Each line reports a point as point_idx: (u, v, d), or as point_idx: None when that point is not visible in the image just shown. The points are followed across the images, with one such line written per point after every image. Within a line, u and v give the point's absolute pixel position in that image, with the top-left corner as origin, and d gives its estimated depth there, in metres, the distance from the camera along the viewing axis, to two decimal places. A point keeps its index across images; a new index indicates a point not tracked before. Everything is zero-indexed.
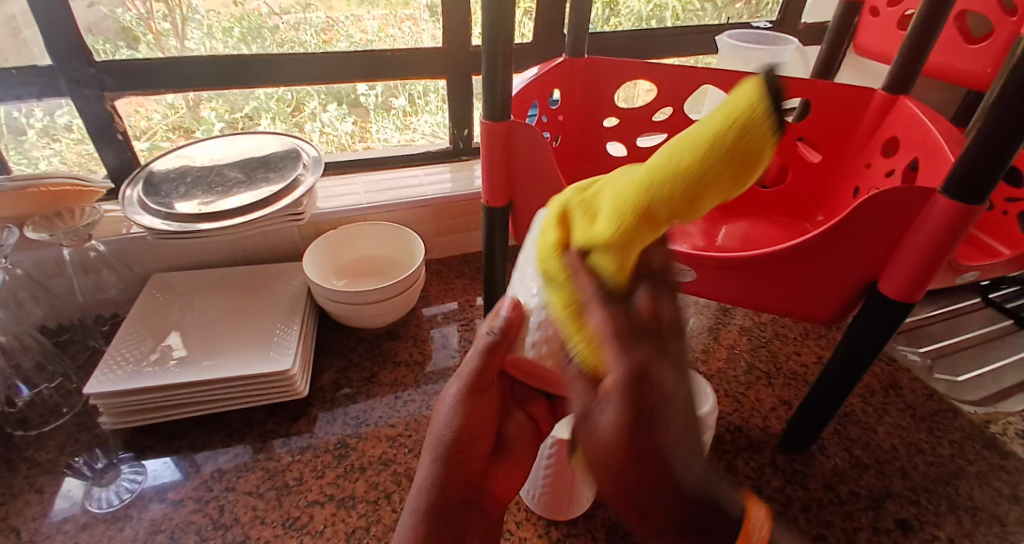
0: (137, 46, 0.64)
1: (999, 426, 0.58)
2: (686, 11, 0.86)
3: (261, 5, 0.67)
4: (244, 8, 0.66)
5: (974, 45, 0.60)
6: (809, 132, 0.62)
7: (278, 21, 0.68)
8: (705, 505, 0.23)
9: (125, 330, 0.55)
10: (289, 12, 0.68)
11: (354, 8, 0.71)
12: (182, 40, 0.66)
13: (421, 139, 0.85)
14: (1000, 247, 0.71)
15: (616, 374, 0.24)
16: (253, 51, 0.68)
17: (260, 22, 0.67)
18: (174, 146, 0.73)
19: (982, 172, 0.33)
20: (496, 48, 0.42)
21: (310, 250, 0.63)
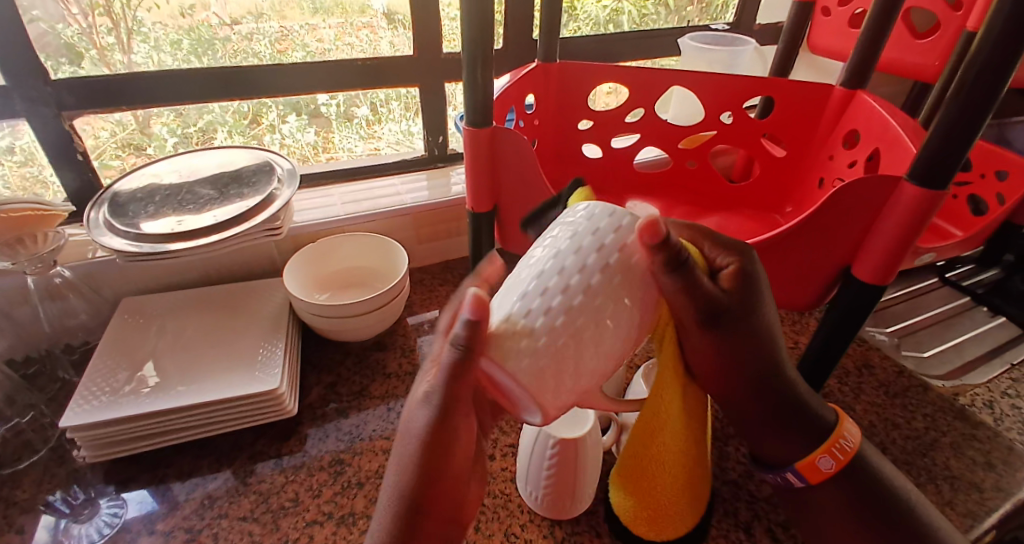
0: (80, 62, 0.61)
1: (966, 397, 0.62)
2: (644, 15, 0.89)
3: (210, 15, 0.65)
4: (193, 19, 0.64)
5: (922, 40, 0.63)
6: (773, 128, 0.64)
7: (230, 31, 0.66)
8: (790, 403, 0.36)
9: (100, 358, 0.53)
10: (241, 22, 0.67)
11: (309, 17, 0.70)
12: (127, 54, 0.63)
13: (387, 148, 0.84)
14: (952, 229, 0.76)
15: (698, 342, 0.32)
16: (206, 63, 0.66)
17: (211, 33, 0.66)
18: (124, 164, 0.70)
19: (943, 162, 0.35)
20: (475, 55, 0.43)
21: (291, 265, 0.62)
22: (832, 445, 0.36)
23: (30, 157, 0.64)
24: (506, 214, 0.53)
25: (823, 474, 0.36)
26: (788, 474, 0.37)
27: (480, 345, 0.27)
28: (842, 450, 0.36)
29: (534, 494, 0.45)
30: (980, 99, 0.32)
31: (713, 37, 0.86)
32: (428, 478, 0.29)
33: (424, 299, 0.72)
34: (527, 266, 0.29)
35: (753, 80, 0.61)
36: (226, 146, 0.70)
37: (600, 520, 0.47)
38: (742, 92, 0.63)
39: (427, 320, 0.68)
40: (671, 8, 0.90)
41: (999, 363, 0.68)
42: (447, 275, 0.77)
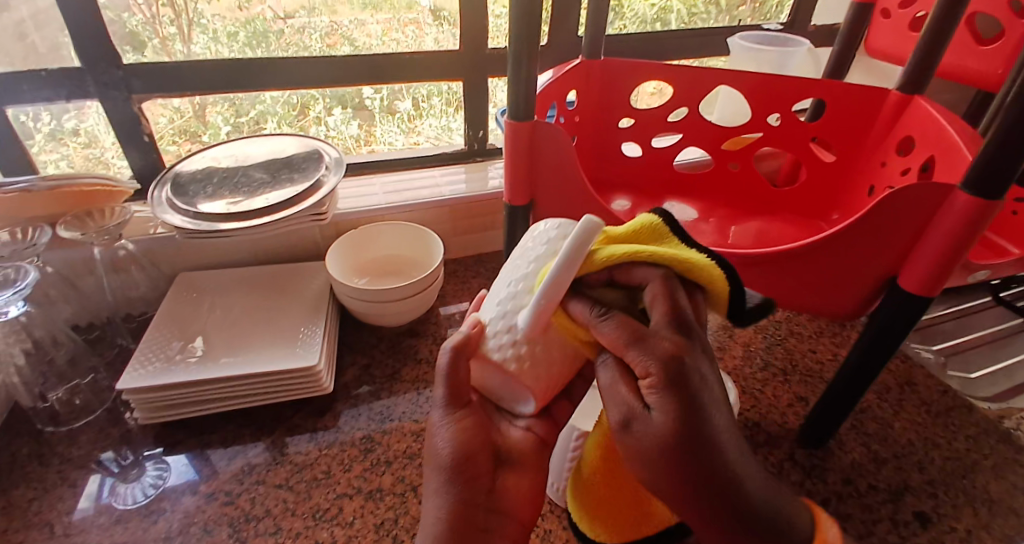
0: (143, 51, 0.65)
1: (1015, 421, 0.59)
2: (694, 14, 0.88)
3: (265, 9, 0.68)
4: (249, 12, 0.67)
5: (985, 46, 0.61)
6: (823, 132, 0.63)
7: (284, 25, 0.69)
8: (770, 523, 0.27)
9: (155, 328, 0.56)
10: (294, 16, 0.69)
11: (358, 12, 0.72)
12: (187, 45, 0.67)
13: (426, 142, 0.86)
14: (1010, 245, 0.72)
15: (653, 372, 0.27)
16: (259, 55, 0.69)
17: (266, 26, 0.68)
18: (180, 150, 0.73)
19: (1002, 170, 0.34)
20: (522, 50, 0.44)
21: (333, 249, 0.64)
22: None
23: (93, 139, 0.69)
24: (543, 209, 0.54)
25: None
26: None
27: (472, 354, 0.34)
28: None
29: (557, 486, 0.46)
30: None
31: (764, 38, 0.84)
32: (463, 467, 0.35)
33: (457, 290, 0.73)
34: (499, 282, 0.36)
35: (803, 81, 0.60)
36: (275, 134, 0.73)
37: None
38: (791, 94, 0.61)
39: (459, 311, 0.69)
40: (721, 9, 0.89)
41: None
42: (480, 267, 0.78)
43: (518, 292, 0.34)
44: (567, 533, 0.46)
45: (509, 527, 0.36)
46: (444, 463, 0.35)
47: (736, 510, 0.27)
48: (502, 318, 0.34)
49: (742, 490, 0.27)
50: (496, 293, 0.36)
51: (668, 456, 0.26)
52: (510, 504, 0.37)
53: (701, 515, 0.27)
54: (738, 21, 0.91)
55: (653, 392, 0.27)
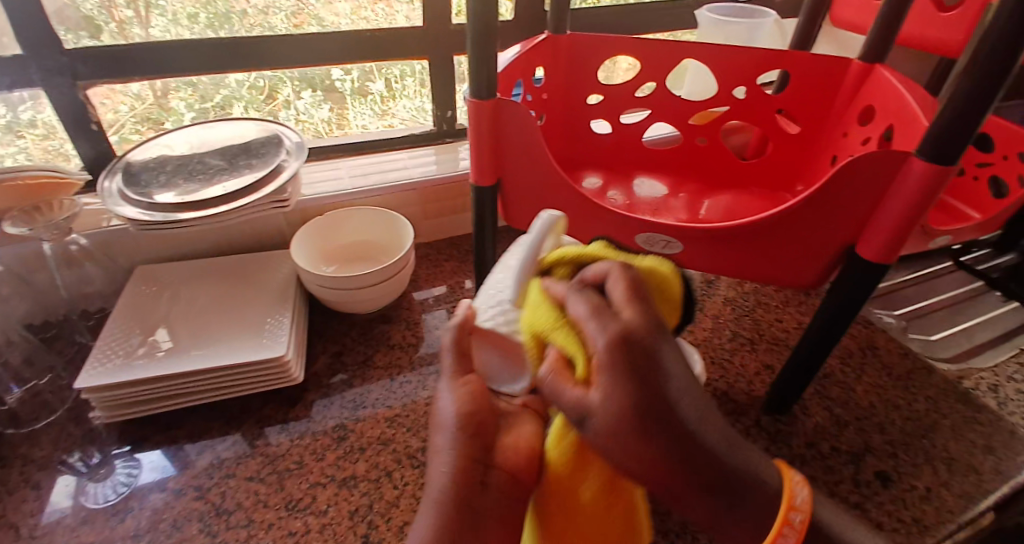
0: (99, 36, 0.62)
1: (972, 380, 0.61)
2: None
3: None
4: None
5: (946, 13, 0.61)
6: (788, 104, 0.63)
7: (247, 6, 0.66)
8: (724, 474, 0.29)
9: (114, 324, 0.54)
10: None
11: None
12: (146, 28, 0.64)
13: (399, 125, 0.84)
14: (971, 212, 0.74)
15: (599, 348, 0.28)
16: (223, 36, 0.66)
17: (228, 6, 0.66)
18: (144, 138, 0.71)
19: (953, 137, 0.34)
20: (479, 26, 0.42)
21: (298, 236, 0.63)
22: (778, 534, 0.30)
23: (51, 130, 0.65)
24: (510, 189, 0.53)
25: None
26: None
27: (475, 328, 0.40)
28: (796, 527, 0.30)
29: None
30: (997, 66, 0.31)
31: (732, 10, 0.83)
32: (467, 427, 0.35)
33: (430, 274, 0.73)
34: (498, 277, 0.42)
35: (768, 53, 0.59)
36: (237, 118, 0.70)
37: None
38: (756, 66, 0.61)
39: (432, 296, 0.69)
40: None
41: (1009, 348, 0.67)
42: (453, 250, 0.78)
43: (510, 280, 0.41)
44: None
45: (509, 481, 0.34)
46: (448, 423, 0.35)
47: (694, 461, 0.28)
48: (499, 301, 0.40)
49: (708, 447, 0.29)
50: (491, 286, 0.42)
51: (629, 427, 0.27)
52: (511, 458, 0.35)
53: (664, 476, 0.28)
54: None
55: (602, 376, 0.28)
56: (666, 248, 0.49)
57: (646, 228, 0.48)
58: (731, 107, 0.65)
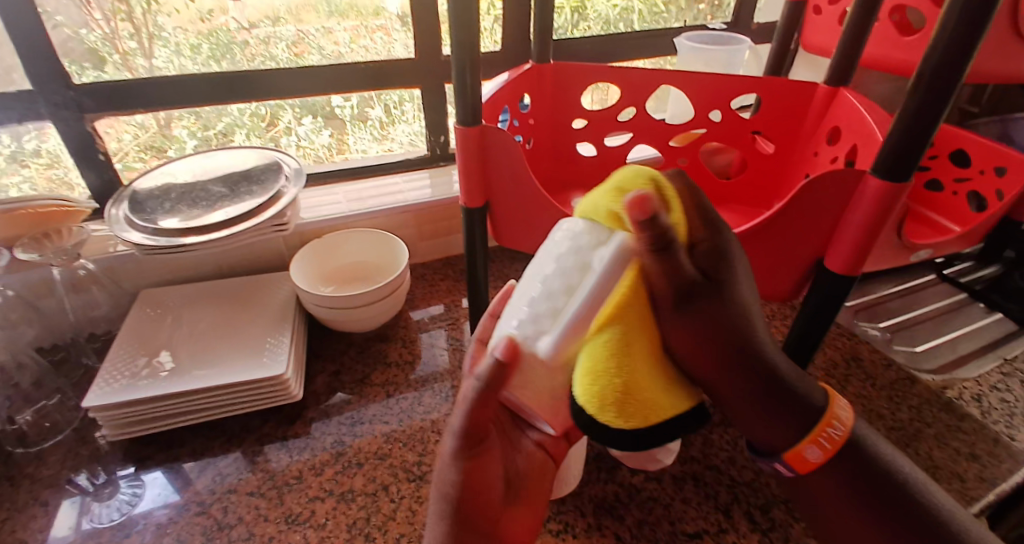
0: (104, 67, 0.65)
1: (955, 390, 0.63)
2: (653, 13, 0.91)
3: (229, 20, 0.69)
4: (212, 24, 0.68)
5: (908, 38, 0.64)
6: (762, 126, 0.66)
7: (248, 36, 0.70)
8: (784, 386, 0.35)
9: (121, 346, 0.56)
10: (258, 26, 0.70)
11: (325, 20, 0.73)
12: (149, 59, 0.67)
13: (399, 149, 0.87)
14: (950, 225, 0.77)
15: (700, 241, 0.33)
16: (225, 66, 0.70)
17: (229, 37, 0.69)
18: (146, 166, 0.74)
19: (905, 154, 0.37)
20: (465, 60, 0.45)
21: (298, 259, 0.65)
22: (819, 436, 0.35)
23: (55, 160, 0.68)
24: (499, 209, 0.56)
25: (814, 462, 0.36)
26: (776, 465, 0.37)
27: (502, 383, 0.30)
28: (821, 448, 0.35)
29: None
30: (941, 85, 0.34)
31: (709, 38, 0.87)
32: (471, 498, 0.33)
33: (426, 293, 0.75)
34: (524, 297, 0.33)
35: (739, 78, 0.63)
36: (240, 146, 0.74)
37: (585, 500, 0.49)
38: (730, 90, 0.64)
39: (428, 315, 0.71)
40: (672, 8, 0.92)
41: (994, 357, 0.69)
42: (449, 269, 0.80)
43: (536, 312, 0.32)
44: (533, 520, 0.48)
45: None
46: (450, 497, 0.33)
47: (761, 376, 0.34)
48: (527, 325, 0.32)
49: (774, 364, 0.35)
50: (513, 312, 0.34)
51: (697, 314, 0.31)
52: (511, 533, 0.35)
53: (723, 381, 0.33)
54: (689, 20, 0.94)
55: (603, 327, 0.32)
56: None
57: None
58: (709, 130, 0.68)
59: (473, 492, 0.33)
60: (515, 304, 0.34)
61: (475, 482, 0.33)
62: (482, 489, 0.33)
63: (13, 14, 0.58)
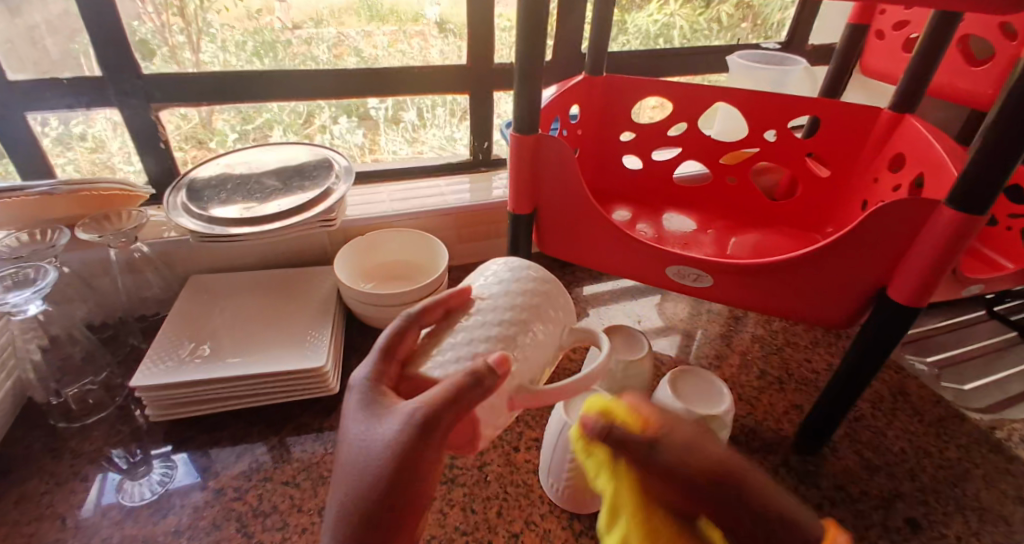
0: (151, 58, 0.66)
1: (1004, 431, 0.60)
2: (693, 31, 0.90)
3: (274, 20, 0.70)
4: (258, 22, 0.70)
5: (975, 67, 0.62)
6: (817, 148, 0.65)
7: (292, 36, 0.72)
8: None
9: (169, 329, 0.58)
10: (301, 27, 0.72)
11: (365, 24, 0.74)
12: (196, 53, 0.69)
13: (430, 152, 0.88)
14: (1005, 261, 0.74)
15: None
16: (267, 63, 0.71)
17: (273, 36, 0.71)
18: (187, 156, 0.74)
19: (983, 185, 0.35)
20: (529, 67, 0.46)
21: (341, 254, 0.66)
22: None
23: (100, 145, 0.70)
24: (547, 218, 0.56)
25: None
26: None
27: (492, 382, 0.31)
28: None
29: (556, 486, 0.47)
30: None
31: (763, 57, 0.86)
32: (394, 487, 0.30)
33: None
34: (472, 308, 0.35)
35: (797, 99, 0.62)
36: (291, 142, 0.75)
37: None
38: (787, 111, 0.63)
39: None
40: (714, 25, 0.91)
41: None
42: None
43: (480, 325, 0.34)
44: (565, 534, 0.46)
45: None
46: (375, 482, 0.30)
47: None
48: (464, 346, 0.33)
49: None
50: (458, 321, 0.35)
51: None
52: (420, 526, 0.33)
53: None
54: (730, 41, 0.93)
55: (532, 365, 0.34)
56: (697, 281, 0.51)
57: (678, 261, 0.51)
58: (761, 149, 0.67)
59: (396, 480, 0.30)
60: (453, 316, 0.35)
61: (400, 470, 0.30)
62: (413, 486, 0.30)
63: (88, 6, 0.60)
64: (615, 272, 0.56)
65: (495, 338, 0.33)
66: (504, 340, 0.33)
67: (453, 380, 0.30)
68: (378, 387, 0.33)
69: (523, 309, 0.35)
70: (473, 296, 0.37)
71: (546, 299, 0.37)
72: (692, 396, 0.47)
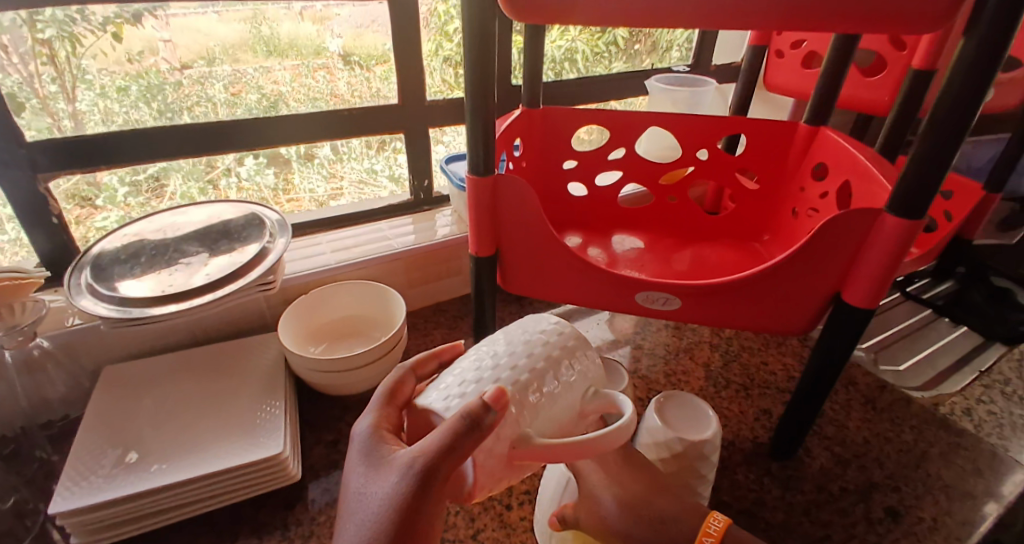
0: (22, 113, 0.57)
1: (948, 406, 0.65)
2: (594, 55, 0.92)
3: (159, 61, 0.64)
4: (142, 64, 0.63)
5: (871, 78, 0.69)
6: (746, 163, 0.68)
7: (181, 76, 0.65)
8: None
9: (86, 437, 0.50)
10: (191, 67, 0.66)
11: (262, 60, 0.70)
12: (73, 103, 0.61)
13: (350, 187, 0.83)
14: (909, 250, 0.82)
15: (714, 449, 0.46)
16: (156, 108, 0.64)
17: (161, 78, 0.64)
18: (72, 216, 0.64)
19: (921, 195, 0.38)
20: (481, 109, 0.45)
21: (284, 318, 0.60)
22: None
23: None
24: (508, 257, 0.54)
25: None
26: None
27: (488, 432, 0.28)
28: None
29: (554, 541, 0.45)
30: (950, 132, 0.36)
31: (678, 80, 0.91)
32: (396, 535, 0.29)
33: (420, 345, 0.71)
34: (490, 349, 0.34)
35: (724, 119, 0.65)
36: (216, 200, 0.69)
37: None
38: (715, 131, 0.66)
39: None
40: (613, 48, 0.94)
41: (970, 371, 0.73)
42: (439, 316, 0.77)
43: (489, 369, 0.32)
44: None
45: None
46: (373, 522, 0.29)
47: None
48: (471, 385, 0.31)
49: None
50: (467, 365, 0.33)
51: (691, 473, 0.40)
52: None
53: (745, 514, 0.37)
54: (627, 63, 0.97)
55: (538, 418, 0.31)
56: (665, 304, 0.51)
57: (645, 287, 0.51)
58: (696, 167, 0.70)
59: (400, 527, 0.29)
60: (467, 357, 0.34)
61: (401, 515, 0.29)
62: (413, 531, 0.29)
63: None
64: (582, 304, 0.55)
65: (499, 384, 0.31)
66: (511, 387, 0.31)
67: (448, 425, 0.28)
68: (381, 436, 0.32)
69: (539, 359, 0.32)
70: (493, 342, 0.34)
71: (569, 353, 0.34)
72: (679, 422, 0.45)
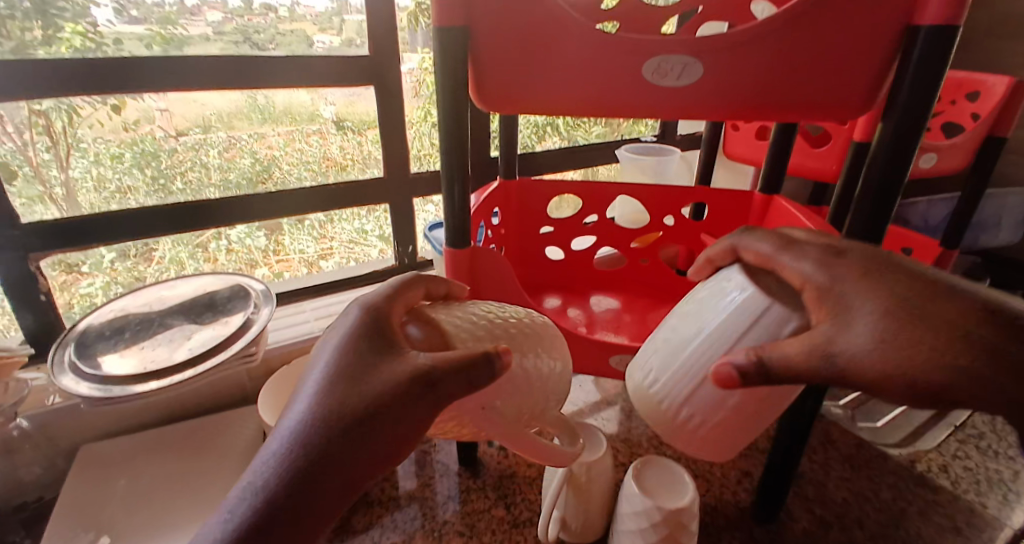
0: (13, 181, 0.60)
1: (924, 463, 0.66)
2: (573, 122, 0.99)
3: (155, 129, 0.67)
4: (137, 133, 0.66)
5: (817, 149, 0.75)
6: (711, 229, 0.73)
7: (176, 144, 0.68)
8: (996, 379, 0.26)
9: (59, 522, 0.49)
10: (187, 134, 0.69)
11: (257, 126, 0.73)
12: (65, 170, 0.63)
13: (340, 248, 0.86)
14: None
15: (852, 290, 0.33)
16: (149, 174, 0.67)
17: (156, 146, 0.67)
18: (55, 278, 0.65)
19: None
20: (456, 189, 0.48)
21: (265, 390, 0.61)
22: None
23: None
24: None
25: None
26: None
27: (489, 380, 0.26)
28: None
29: None
30: (874, 210, 0.40)
31: (644, 148, 0.97)
32: (359, 430, 0.25)
33: None
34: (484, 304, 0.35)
35: (686, 190, 0.70)
36: (202, 273, 0.70)
37: None
38: (680, 198, 0.71)
39: None
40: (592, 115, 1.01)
41: (945, 426, 0.73)
42: None
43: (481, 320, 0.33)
44: None
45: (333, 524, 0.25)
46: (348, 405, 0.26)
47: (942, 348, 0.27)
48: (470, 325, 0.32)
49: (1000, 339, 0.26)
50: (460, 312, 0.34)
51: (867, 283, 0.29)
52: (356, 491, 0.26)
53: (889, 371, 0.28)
54: (605, 127, 1.03)
55: (864, 301, 0.27)
56: None
57: (620, 350, 0.53)
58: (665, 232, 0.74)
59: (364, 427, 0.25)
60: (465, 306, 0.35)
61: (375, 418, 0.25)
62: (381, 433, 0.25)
63: None
64: None
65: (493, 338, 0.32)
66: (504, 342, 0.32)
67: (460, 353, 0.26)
68: (392, 328, 0.29)
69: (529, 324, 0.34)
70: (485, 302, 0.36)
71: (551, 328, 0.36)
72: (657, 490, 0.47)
